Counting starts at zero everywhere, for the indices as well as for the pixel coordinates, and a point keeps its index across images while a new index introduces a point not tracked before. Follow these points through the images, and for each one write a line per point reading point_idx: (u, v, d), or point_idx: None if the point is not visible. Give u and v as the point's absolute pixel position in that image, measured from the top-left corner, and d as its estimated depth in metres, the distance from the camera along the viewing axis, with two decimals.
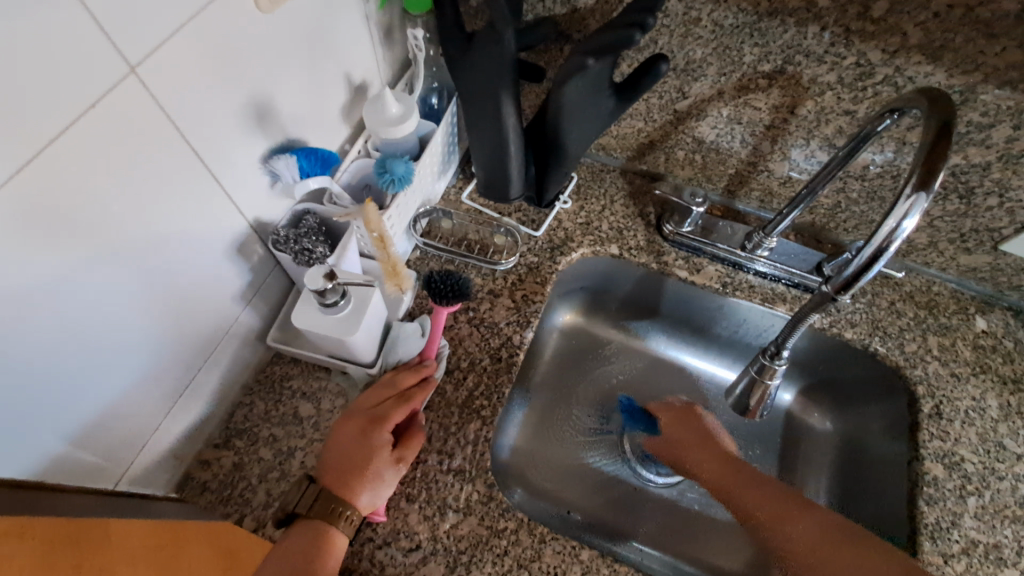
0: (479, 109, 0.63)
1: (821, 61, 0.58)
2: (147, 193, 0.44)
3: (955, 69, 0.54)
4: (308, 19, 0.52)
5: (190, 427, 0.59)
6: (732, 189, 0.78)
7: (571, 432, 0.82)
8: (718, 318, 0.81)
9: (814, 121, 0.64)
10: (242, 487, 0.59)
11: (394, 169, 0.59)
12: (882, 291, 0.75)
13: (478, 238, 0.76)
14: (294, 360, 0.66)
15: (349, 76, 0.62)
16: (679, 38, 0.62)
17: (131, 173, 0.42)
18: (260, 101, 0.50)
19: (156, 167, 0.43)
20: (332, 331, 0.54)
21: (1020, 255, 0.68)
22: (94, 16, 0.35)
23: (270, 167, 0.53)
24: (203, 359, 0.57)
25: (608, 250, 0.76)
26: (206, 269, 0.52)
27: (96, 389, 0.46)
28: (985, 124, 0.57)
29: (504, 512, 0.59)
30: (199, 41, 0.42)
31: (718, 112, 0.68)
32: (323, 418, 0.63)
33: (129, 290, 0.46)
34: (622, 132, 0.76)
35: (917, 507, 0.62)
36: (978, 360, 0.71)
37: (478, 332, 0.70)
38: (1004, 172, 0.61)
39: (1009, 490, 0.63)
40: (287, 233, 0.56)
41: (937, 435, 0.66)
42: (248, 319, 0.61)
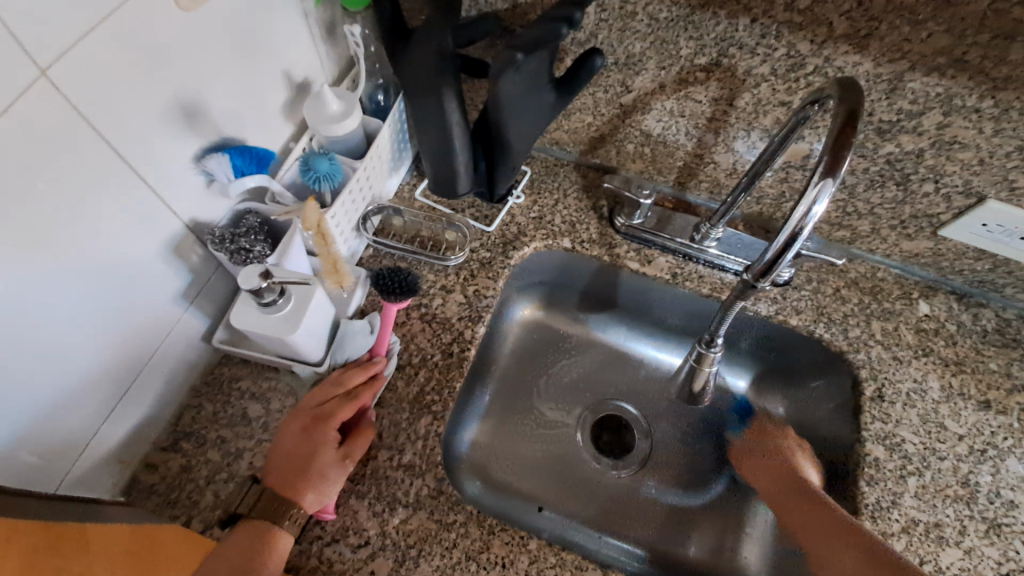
0: (421, 105, 0.62)
1: (754, 53, 0.59)
2: (68, 196, 0.44)
3: (881, 57, 0.55)
4: (238, 17, 0.52)
5: (135, 430, 0.59)
6: (682, 180, 0.79)
7: (532, 427, 0.82)
8: (673, 308, 0.82)
9: (753, 112, 0.65)
10: (190, 489, 0.59)
11: (317, 166, 0.59)
12: (828, 278, 0.76)
13: (430, 235, 0.76)
14: (244, 361, 0.66)
15: (288, 74, 0.62)
16: (618, 32, 0.63)
17: (49, 177, 0.42)
18: (189, 102, 0.50)
19: (77, 170, 0.43)
20: (272, 331, 0.54)
21: (958, 240, 0.70)
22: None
23: (203, 167, 0.53)
24: (147, 361, 0.57)
25: (561, 244, 0.77)
26: (142, 272, 0.52)
27: (29, 395, 0.46)
28: (915, 111, 0.58)
29: (453, 506, 0.59)
30: (115, 42, 0.42)
31: (661, 105, 0.69)
32: (272, 418, 0.63)
33: (57, 295, 0.45)
34: (572, 126, 0.77)
35: (859, 488, 0.64)
36: (921, 344, 0.72)
37: (429, 328, 0.70)
38: (937, 158, 0.62)
39: (950, 470, 0.65)
40: (225, 231, 0.56)
41: (879, 418, 0.67)
42: (192, 320, 0.60)
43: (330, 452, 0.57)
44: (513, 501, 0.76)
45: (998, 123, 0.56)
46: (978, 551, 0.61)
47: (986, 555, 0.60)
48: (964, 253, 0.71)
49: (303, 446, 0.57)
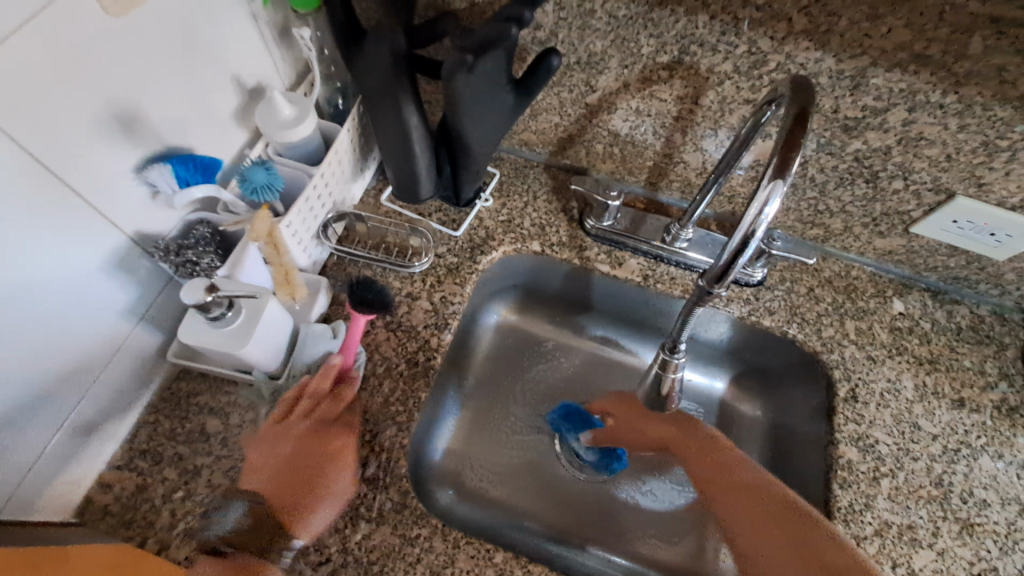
0: (380, 111, 0.61)
1: (716, 51, 0.58)
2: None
3: (842, 53, 0.54)
4: (175, 23, 0.50)
5: (87, 449, 0.57)
6: (653, 181, 0.77)
7: (506, 432, 0.81)
8: (647, 311, 0.80)
9: (719, 110, 0.64)
10: (145, 509, 0.57)
11: (254, 178, 0.56)
12: (802, 277, 0.75)
13: (396, 241, 0.74)
14: (202, 375, 0.65)
15: (239, 79, 0.60)
16: (578, 31, 0.61)
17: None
18: (125, 109, 0.49)
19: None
20: (222, 345, 0.53)
21: (929, 237, 0.69)
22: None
23: (145, 177, 0.51)
24: (93, 378, 0.55)
25: (530, 247, 0.75)
26: (82, 289, 0.51)
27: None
28: (880, 108, 0.57)
29: (417, 520, 0.58)
30: (36, 48, 0.41)
31: (627, 104, 0.68)
32: (231, 433, 0.62)
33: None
34: (539, 127, 0.75)
35: (832, 491, 0.63)
36: (895, 342, 0.71)
37: (395, 337, 0.68)
38: (904, 156, 0.61)
39: (922, 470, 0.64)
40: (171, 243, 0.55)
41: (853, 419, 0.66)
42: (144, 335, 0.59)
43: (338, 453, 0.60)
44: (486, 509, 0.75)
45: (962, 118, 0.55)
46: (951, 552, 0.60)
47: (959, 556, 0.60)
48: (937, 249, 0.70)
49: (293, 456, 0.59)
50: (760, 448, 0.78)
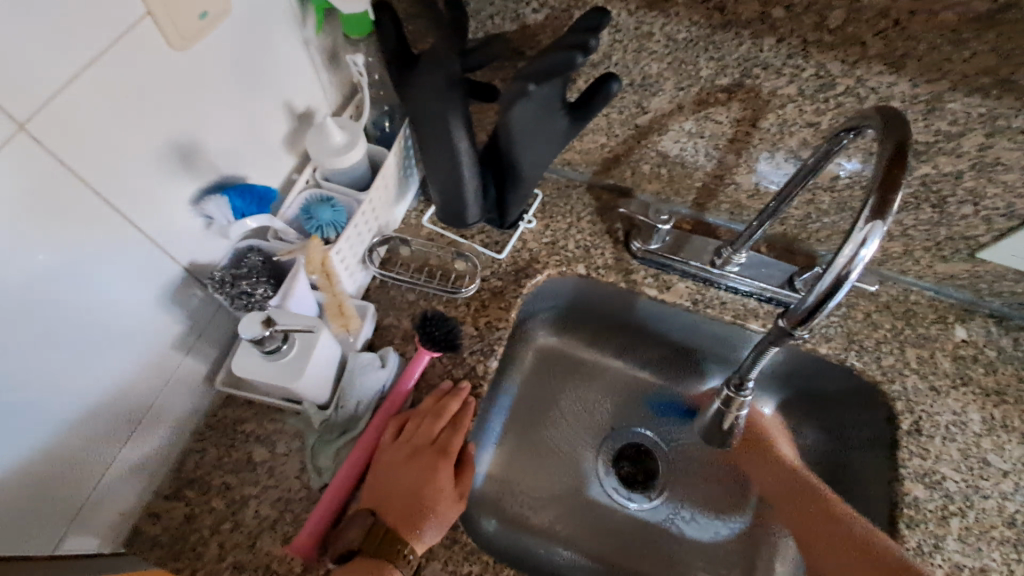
0: (430, 136, 0.60)
1: (780, 74, 0.56)
2: (55, 248, 0.41)
3: (919, 78, 0.51)
4: (232, 53, 0.50)
5: (138, 479, 0.56)
6: (701, 202, 0.75)
7: (548, 458, 0.79)
8: (694, 334, 0.78)
9: (778, 133, 0.61)
10: (194, 540, 0.56)
11: (319, 215, 0.59)
12: (858, 302, 0.72)
13: (439, 263, 0.73)
14: (248, 402, 0.64)
15: (289, 105, 0.59)
16: (633, 53, 0.59)
17: (35, 230, 0.40)
18: (182, 141, 0.48)
19: (64, 219, 0.41)
20: (274, 379, 0.52)
21: (997, 263, 0.66)
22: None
23: (202, 210, 0.51)
24: (145, 409, 0.55)
25: (575, 270, 0.74)
26: (138, 322, 0.50)
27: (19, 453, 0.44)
28: (955, 133, 0.54)
29: (468, 556, 0.56)
30: (101, 86, 0.40)
31: (680, 126, 0.66)
32: (278, 462, 0.61)
33: (47, 350, 0.43)
34: (585, 147, 0.74)
35: (898, 531, 0.60)
36: (959, 372, 0.68)
37: (440, 363, 0.67)
38: (977, 181, 0.58)
39: (993, 509, 0.61)
40: (225, 274, 0.54)
41: (917, 453, 0.64)
42: (193, 363, 0.58)
43: (432, 476, 0.56)
44: (529, 538, 0.73)
45: None
46: None
47: None
48: (1003, 275, 0.67)
49: (380, 492, 0.55)
50: None
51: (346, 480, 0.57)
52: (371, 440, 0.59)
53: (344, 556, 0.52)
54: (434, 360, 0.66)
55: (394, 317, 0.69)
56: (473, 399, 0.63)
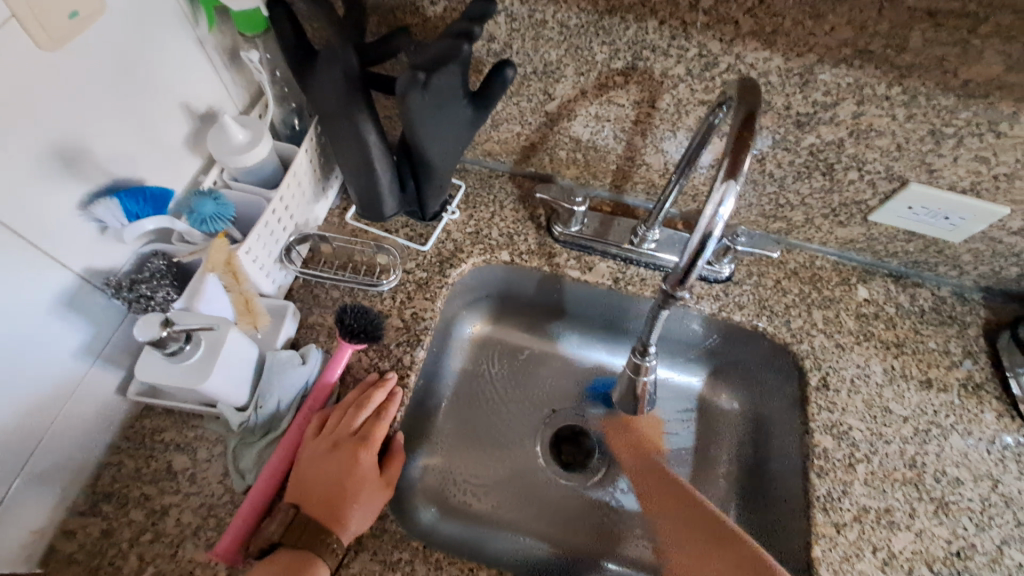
0: (338, 129, 0.60)
1: (667, 55, 0.58)
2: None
3: (789, 52, 0.55)
4: (114, 53, 0.49)
5: (47, 497, 0.54)
6: (618, 184, 0.78)
7: (488, 444, 0.80)
8: (621, 314, 0.80)
9: (675, 113, 0.64)
10: (112, 555, 0.55)
11: (202, 210, 0.55)
12: (769, 271, 0.76)
13: (363, 259, 0.73)
14: (167, 410, 0.62)
15: (188, 105, 0.58)
16: (531, 41, 0.61)
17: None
18: (65, 144, 0.47)
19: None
20: (181, 381, 0.51)
21: (888, 225, 0.70)
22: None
23: (91, 213, 0.50)
24: (48, 425, 0.53)
25: (499, 257, 0.75)
26: (30, 332, 0.49)
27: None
28: (829, 103, 0.58)
29: (398, 544, 0.57)
30: None
31: (586, 110, 0.68)
32: (200, 469, 0.59)
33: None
34: (502, 136, 0.75)
35: (809, 481, 0.63)
36: (861, 329, 0.73)
37: (366, 357, 0.67)
38: (857, 147, 0.62)
39: (896, 454, 0.65)
40: (124, 278, 0.53)
41: (825, 407, 0.67)
42: (101, 374, 0.57)
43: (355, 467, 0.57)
44: (472, 524, 0.74)
45: (909, 108, 0.57)
46: (930, 533, 0.61)
47: (936, 536, 0.61)
48: (896, 236, 0.72)
49: (303, 488, 0.55)
50: (740, 442, 0.79)
51: (271, 480, 0.57)
52: (294, 438, 0.59)
53: (265, 550, 0.53)
54: (360, 354, 0.66)
55: (318, 314, 0.69)
56: (399, 389, 0.64)
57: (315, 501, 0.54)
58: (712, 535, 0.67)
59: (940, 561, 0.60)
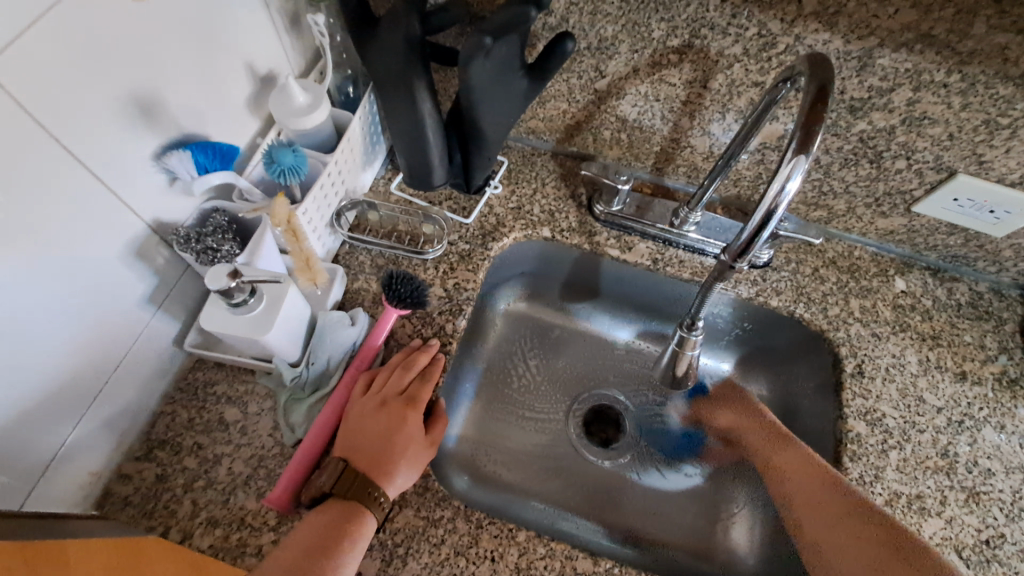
0: (394, 96, 0.61)
1: (726, 34, 0.59)
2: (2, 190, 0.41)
3: (850, 35, 0.55)
4: (192, 10, 0.50)
5: (107, 440, 0.56)
6: (660, 166, 0.78)
7: (518, 418, 0.81)
8: (655, 295, 0.81)
9: (727, 94, 0.65)
10: (166, 499, 0.57)
11: (283, 160, 0.56)
12: (806, 258, 0.77)
13: (408, 229, 0.75)
14: (219, 365, 0.64)
15: (251, 66, 0.60)
16: (589, 16, 0.62)
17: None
18: (141, 92, 0.48)
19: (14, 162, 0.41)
20: (243, 332, 0.53)
21: (931, 216, 0.71)
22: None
23: (163, 164, 0.51)
24: (112, 369, 0.55)
25: (540, 233, 0.76)
26: (104, 278, 0.51)
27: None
28: (885, 88, 0.59)
29: (440, 502, 0.59)
30: (53, 29, 0.40)
31: (636, 89, 0.68)
32: (250, 422, 0.61)
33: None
34: (548, 114, 0.76)
35: (842, 464, 0.64)
36: (898, 319, 0.73)
37: (410, 323, 0.68)
38: (908, 135, 0.62)
39: (930, 442, 0.66)
40: (190, 231, 0.55)
41: (860, 394, 0.68)
42: (161, 325, 0.58)
43: (400, 426, 0.59)
44: (502, 493, 0.75)
45: (965, 97, 0.57)
46: (960, 520, 0.62)
47: (966, 523, 0.62)
48: (938, 228, 0.72)
49: (350, 441, 0.57)
50: None
51: (320, 433, 0.59)
52: (342, 396, 0.61)
53: (316, 499, 0.55)
54: (403, 320, 0.68)
55: (364, 280, 0.70)
56: (441, 355, 0.65)
57: (365, 457, 0.56)
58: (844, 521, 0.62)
59: (969, 548, 0.60)
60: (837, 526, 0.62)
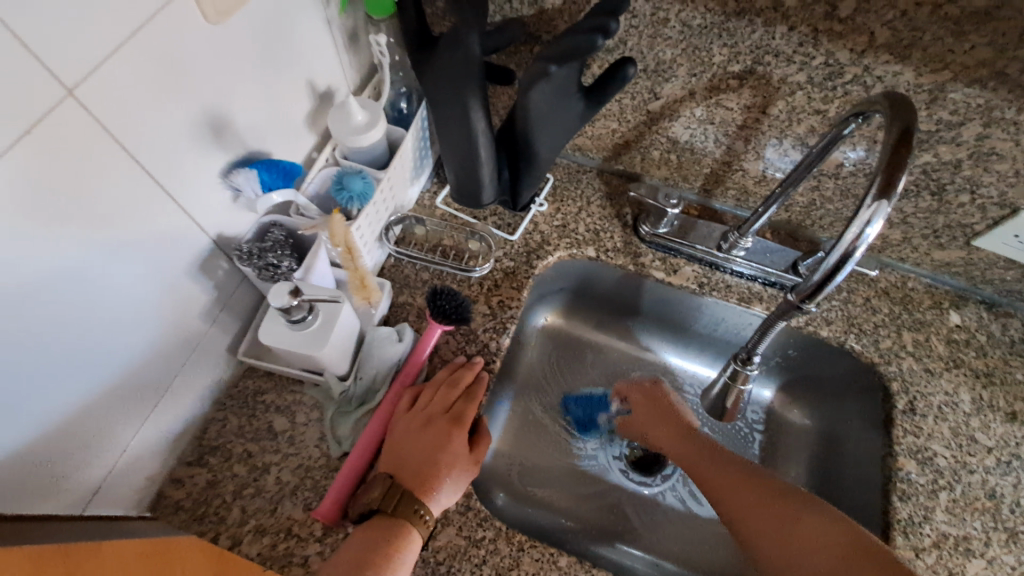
0: (449, 116, 0.61)
1: (791, 61, 0.58)
2: (69, 199, 0.40)
3: (923, 68, 0.53)
4: (262, 31, 0.51)
5: (163, 445, 0.58)
6: (708, 188, 0.78)
7: (551, 437, 0.81)
8: (696, 318, 0.80)
9: (786, 120, 0.64)
10: (217, 504, 0.58)
11: (352, 186, 0.59)
12: (858, 287, 0.75)
13: (453, 244, 0.75)
14: (268, 374, 0.66)
15: (311, 84, 0.61)
16: (648, 39, 0.61)
17: (54, 186, 0.39)
18: (212, 112, 0.49)
19: (84, 174, 0.41)
20: (300, 348, 0.54)
21: (992, 250, 0.68)
22: (11, 31, 0.33)
23: (231, 182, 0.52)
24: (171, 378, 0.56)
25: (585, 253, 0.76)
26: (169, 291, 0.52)
27: (44, 415, 0.44)
28: (955, 122, 0.57)
29: (482, 522, 0.59)
30: (139, 52, 0.41)
31: (691, 112, 0.68)
32: (298, 431, 0.63)
33: (42, 306, 0.41)
34: (597, 132, 0.75)
35: (890, 503, 0.63)
36: (952, 355, 0.71)
37: (454, 339, 0.69)
38: (974, 169, 0.60)
39: (980, 483, 0.64)
40: (251, 246, 0.55)
41: (911, 431, 0.66)
42: (217, 335, 0.60)
43: (448, 443, 0.59)
44: (535, 511, 0.74)
45: None
46: (999, 560, 0.60)
47: (1005, 562, 0.60)
48: (997, 263, 0.70)
49: (397, 457, 0.58)
50: (809, 458, 0.78)
51: (366, 449, 0.59)
52: (387, 411, 0.61)
53: (363, 515, 0.55)
54: (448, 336, 0.69)
55: (409, 294, 0.71)
56: (485, 373, 0.66)
57: (412, 474, 0.57)
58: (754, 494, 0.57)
59: None
60: (769, 523, 0.54)
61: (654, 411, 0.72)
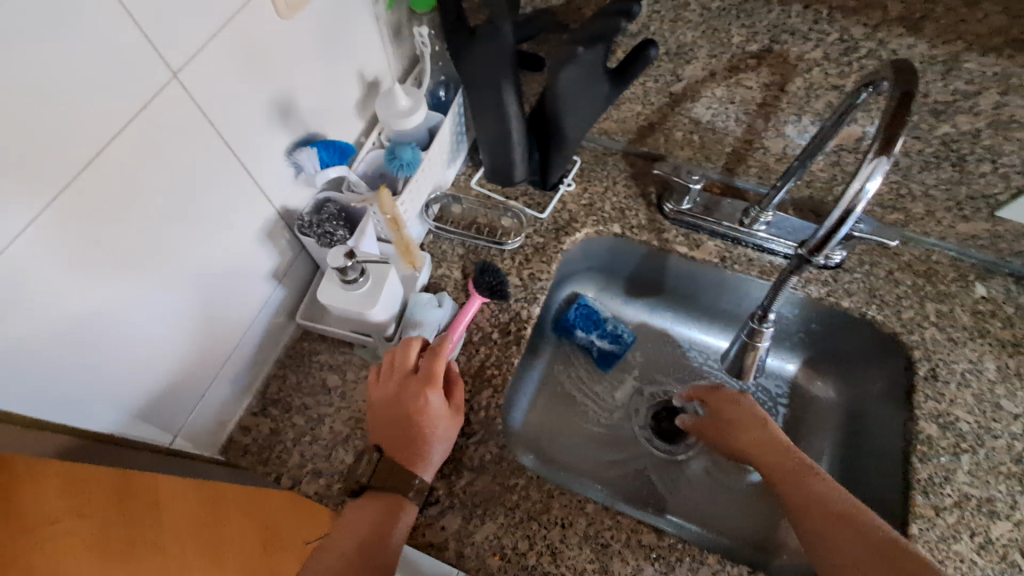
0: (484, 99, 0.67)
1: (807, 39, 0.61)
2: (170, 167, 0.47)
3: (936, 39, 0.56)
4: (323, 24, 0.58)
5: (233, 395, 0.65)
6: (730, 167, 0.81)
7: (578, 406, 0.85)
8: (719, 294, 0.83)
9: (804, 97, 0.67)
10: (279, 449, 0.65)
11: (403, 155, 0.67)
12: (881, 261, 0.77)
13: (487, 221, 0.81)
14: (321, 337, 0.73)
15: (361, 74, 0.68)
16: (670, 23, 0.65)
17: (160, 155, 0.46)
18: (281, 95, 0.56)
19: (177, 149, 0.47)
20: (352, 307, 0.61)
21: (1017, 221, 0.69)
22: (135, 23, 0.40)
23: (294, 159, 0.60)
24: (241, 333, 0.63)
25: (611, 229, 0.80)
26: (242, 255, 0.59)
27: (144, 354, 0.51)
28: (972, 92, 0.59)
29: (515, 471, 0.64)
30: (227, 41, 0.48)
31: (711, 92, 0.71)
32: (348, 388, 0.69)
33: (146, 260, 0.48)
34: (622, 116, 0.80)
35: (911, 465, 0.64)
36: (977, 326, 0.72)
37: (488, 308, 0.74)
38: (994, 138, 0.62)
39: (1004, 448, 0.65)
40: (310, 218, 0.63)
41: (932, 397, 0.68)
42: (278, 299, 0.67)
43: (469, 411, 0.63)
44: (562, 473, 0.79)
45: None
46: None
47: None
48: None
49: None
50: (833, 429, 0.80)
51: None
52: None
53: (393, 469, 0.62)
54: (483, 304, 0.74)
55: (446, 267, 0.77)
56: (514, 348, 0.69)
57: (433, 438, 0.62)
58: (835, 524, 0.53)
59: None
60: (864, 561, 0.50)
61: (722, 417, 0.69)
